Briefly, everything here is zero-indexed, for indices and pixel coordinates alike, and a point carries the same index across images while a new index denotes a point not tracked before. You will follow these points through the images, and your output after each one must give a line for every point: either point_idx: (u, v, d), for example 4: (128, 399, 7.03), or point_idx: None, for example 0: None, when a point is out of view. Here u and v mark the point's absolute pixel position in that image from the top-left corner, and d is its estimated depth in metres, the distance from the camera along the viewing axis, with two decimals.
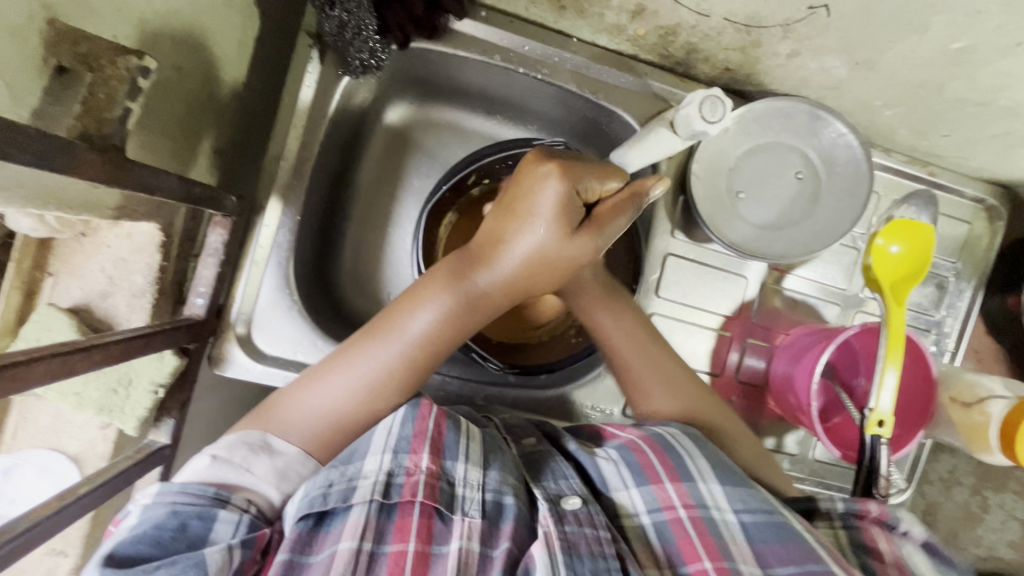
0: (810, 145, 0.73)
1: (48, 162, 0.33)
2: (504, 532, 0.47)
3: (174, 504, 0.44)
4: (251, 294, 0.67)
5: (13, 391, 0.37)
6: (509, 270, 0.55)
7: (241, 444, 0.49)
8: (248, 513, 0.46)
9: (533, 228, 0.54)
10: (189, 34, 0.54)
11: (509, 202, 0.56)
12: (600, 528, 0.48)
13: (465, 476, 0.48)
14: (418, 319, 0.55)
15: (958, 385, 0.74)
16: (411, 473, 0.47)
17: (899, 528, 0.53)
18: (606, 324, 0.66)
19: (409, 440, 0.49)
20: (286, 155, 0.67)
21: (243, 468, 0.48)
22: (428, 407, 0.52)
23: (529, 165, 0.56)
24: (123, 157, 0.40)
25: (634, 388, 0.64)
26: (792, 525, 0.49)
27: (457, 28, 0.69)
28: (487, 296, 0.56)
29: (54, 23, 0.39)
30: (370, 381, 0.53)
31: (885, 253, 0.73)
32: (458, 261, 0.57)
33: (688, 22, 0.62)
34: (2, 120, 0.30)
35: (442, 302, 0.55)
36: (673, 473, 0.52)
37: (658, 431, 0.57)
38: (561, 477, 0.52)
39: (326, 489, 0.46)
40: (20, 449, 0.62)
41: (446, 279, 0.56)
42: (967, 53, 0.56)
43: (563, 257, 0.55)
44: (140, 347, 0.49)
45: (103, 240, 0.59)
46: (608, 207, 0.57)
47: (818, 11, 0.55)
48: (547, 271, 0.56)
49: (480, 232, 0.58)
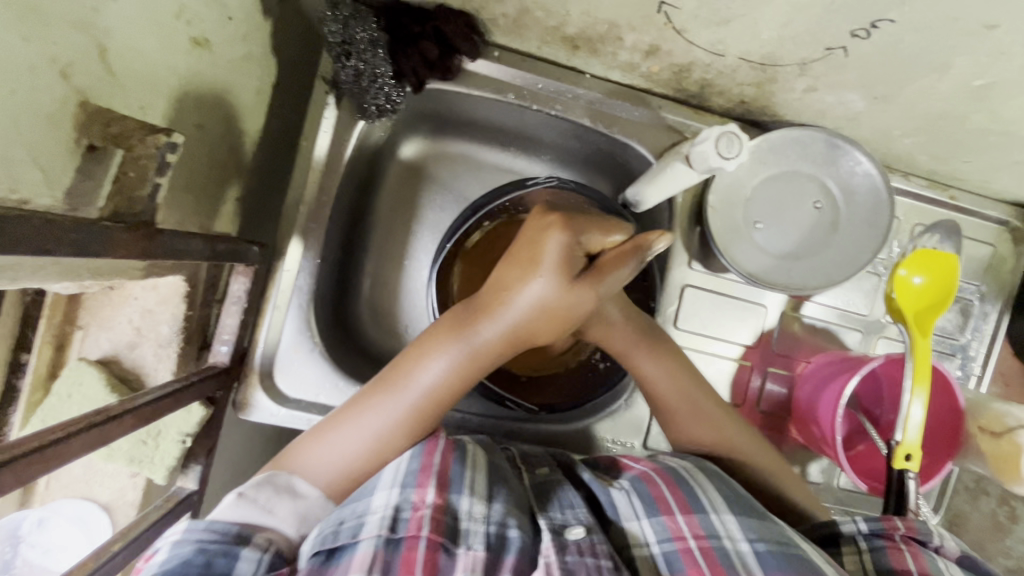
0: (828, 174, 0.73)
1: (84, 249, 0.34)
2: (507, 563, 0.46)
3: (200, 542, 0.43)
4: (274, 336, 0.67)
5: (49, 471, 0.37)
6: (511, 319, 0.55)
7: (266, 484, 0.50)
8: (268, 552, 0.45)
9: (533, 278, 0.54)
10: (210, 93, 0.55)
11: (513, 254, 0.57)
12: (600, 556, 0.47)
13: (469, 509, 0.48)
14: (426, 369, 0.55)
15: (986, 414, 0.72)
16: (417, 508, 0.47)
17: (932, 544, 0.53)
18: (650, 373, 0.65)
19: (415, 474, 0.49)
20: (305, 200, 0.67)
21: (267, 510, 0.48)
22: (434, 443, 0.53)
23: (534, 221, 0.58)
24: (154, 230, 0.41)
25: (670, 421, 0.65)
26: (805, 555, 0.47)
27: (470, 68, 0.69)
28: (490, 346, 0.56)
29: (85, 105, 0.40)
30: (381, 429, 0.54)
31: (908, 284, 0.72)
32: (464, 309, 0.57)
33: (702, 61, 0.62)
34: (40, 219, 0.31)
35: (448, 354, 0.55)
36: (684, 506, 0.52)
37: (672, 465, 0.57)
38: (567, 507, 0.52)
39: (338, 527, 0.46)
40: (53, 500, 0.64)
41: (452, 329, 0.56)
42: (989, 89, 0.55)
43: (563, 307, 0.54)
44: (169, 406, 0.50)
45: (130, 293, 0.60)
46: (612, 257, 0.56)
47: (836, 52, 0.54)
48: (550, 323, 0.55)
49: (488, 282, 0.58)
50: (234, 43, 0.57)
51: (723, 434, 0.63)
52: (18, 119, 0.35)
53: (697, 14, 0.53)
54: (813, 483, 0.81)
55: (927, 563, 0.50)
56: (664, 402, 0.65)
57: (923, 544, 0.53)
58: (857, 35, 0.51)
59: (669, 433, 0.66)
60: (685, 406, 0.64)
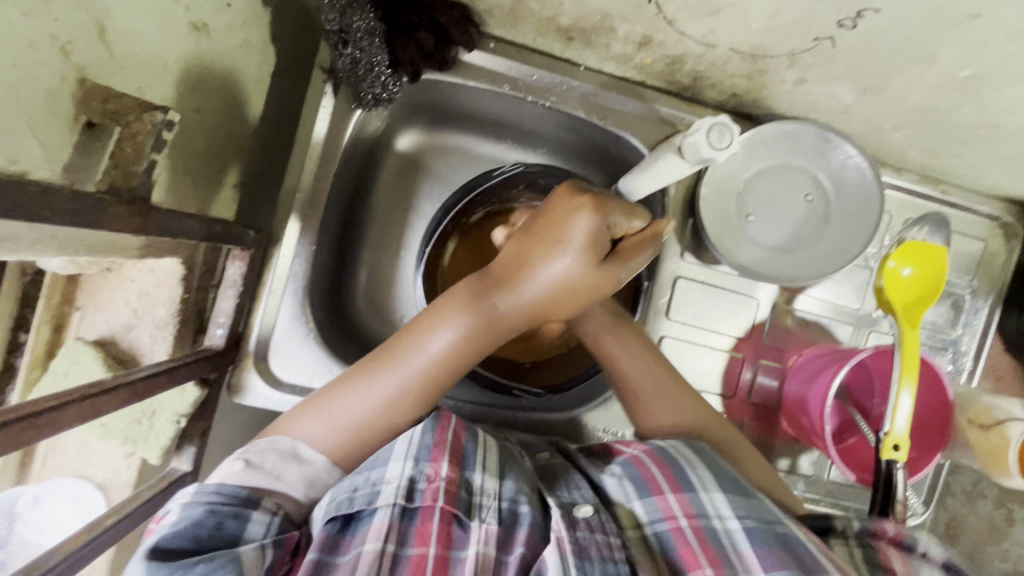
0: (819, 167, 0.74)
1: (80, 219, 0.35)
2: (519, 537, 0.47)
3: (211, 504, 0.44)
4: (269, 321, 0.68)
5: (44, 437, 0.38)
6: (533, 294, 0.56)
7: (271, 451, 0.50)
8: (278, 516, 0.47)
9: (561, 257, 0.54)
10: (209, 78, 0.56)
11: (538, 230, 0.56)
12: (610, 534, 0.48)
13: (482, 485, 0.49)
14: (439, 338, 0.55)
15: (974, 407, 0.73)
16: (431, 480, 0.48)
17: (917, 549, 0.50)
18: (618, 356, 0.66)
19: (429, 448, 0.50)
20: (301, 187, 0.68)
21: (273, 475, 0.49)
22: (446, 419, 0.53)
23: (563, 197, 0.57)
24: (149, 206, 0.42)
25: (635, 405, 0.65)
26: (795, 535, 0.48)
27: (466, 59, 0.70)
28: (507, 319, 0.56)
29: (84, 82, 0.41)
30: (392, 396, 0.54)
31: (898, 276, 0.72)
32: (482, 280, 0.57)
33: (694, 52, 0.63)
34: (37, 187, 0.32)
35: (464, 324, 0.55)
36: (675, 484, 0.52)
37: (660, 445, 0.58)
38: (575, 488, 0.53)
39: (352, 493, 0.46)
40: (48, 478, 0.65)
41: (468, 299, 0.56)
42: (975, 81, 0.56)
43: (587, 287, 0.55)
44: (163, 382, 0.50)
45: (128, 275, 0.62)
46: (633, 242, 0.57)
47: (824, 42, 0.55)
48: (569, 299, 0.56)
49: (507, 254, 0.58)
50: (233, 30, 0.58)
51: (686, 414, 0.64)
52: (18, 92, 0.36)
53: (687, 4, 0.54)
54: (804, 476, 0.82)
55: (911, 567, 0.49)
56: (626, 384, 0.65)
57: (910, 552, 0.51)
58: (844, 25, 0.52)
59: (635, 420, 0.66)
60: (649, 387, 0.64)
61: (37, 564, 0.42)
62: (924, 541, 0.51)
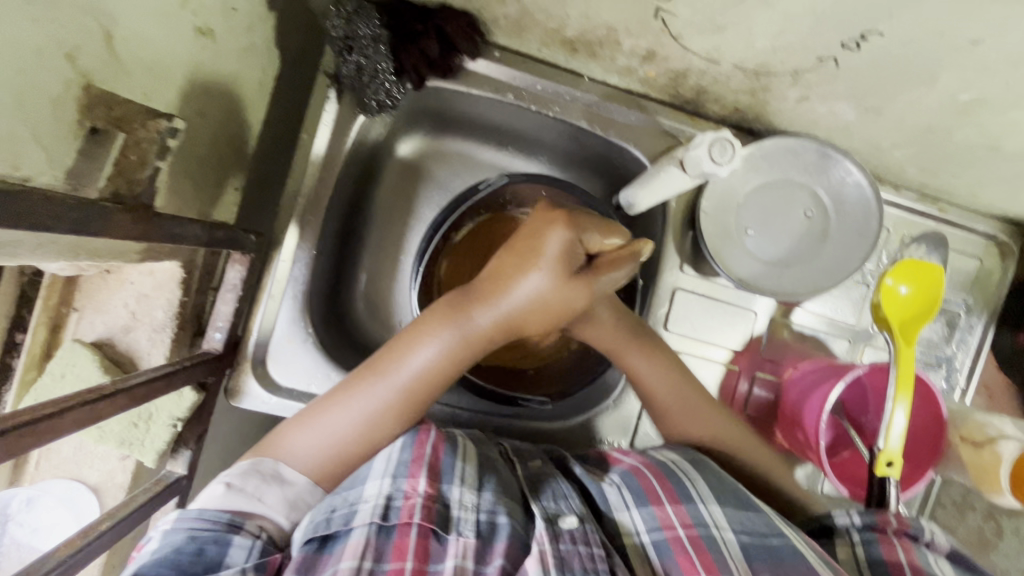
0: (819, 183, 0.74)
1: (84, 228, 0.35)
2: (498, 549, 0.47)
3: (192, 530, 0.45)
4: (268, 324, 0.68)
5: (43, 444, 0.38)
6: (508, 308, 0.56)
7: (254, 472, 0.50)
8: (260, 539, 0.46)
9: (533, 271, 0.55)
10: (214, 82, 0.56)
11: (514, 245, 0.58)
12: (594, 545, 0.48)
13: (459, 498, 0.49)
14: (418, 354, 0.55)
15: (967, 424, 0.74)
16: (408, 496, 0.48)
17: (922, 538, 0.53)
18: (641, 371, 0.65)
19: (406, 464, 0.50)
20: (303, 191, 0.68)
21: (255, 498, 0.48)
22: (425, 434, 0.54)
23: (539, 215, 0.58)
24: (151, 213, 0.42)
25: (661, 414, 0.66)
26: (790, 546, 0.50)
27: (470, 67, 0.70)
28: (483, 333, 0.56)
29: (89, 88, 0.41)
30: (371, 410, 0.54)
31: (895, 294, 0.73)
32: (460, 295, 0.58)
33: (698, 67, 0.63)
34: (41, 195, 0.32)
35: (441, 338, 0.56)
36: (673, 495, 0.53)
37: (661, 459, 0.59)
38: (561, 497, 0.53)
39: (329, 514, 0.47)
40: (42, 479, 0.65)
41: (446, 314, 0.56)
42: (977, 103, 0.56)
43: (560, 302, 0.55)
44: (161, 387, 0.50)
45: (127, 277, 0.61)
46: (607, 260, 0.56)
47: (827, 62, 0.55)
48: (544, 315, 0.56)
49: (485, 269, 0.59)
50: (238, 34, 0.58)
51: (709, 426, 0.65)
52: (23, 98, 0.36)
53: (692, 21, 0.54)
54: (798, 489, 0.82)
55: (917, 557, 0.51)
56: (663, 403, 0.66)
57: (915, 540, 0.53)
58: (848, 46, 0.52)
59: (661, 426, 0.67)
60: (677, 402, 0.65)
61: (30, 571, 0.42)
62: (926, 530, 0.53)
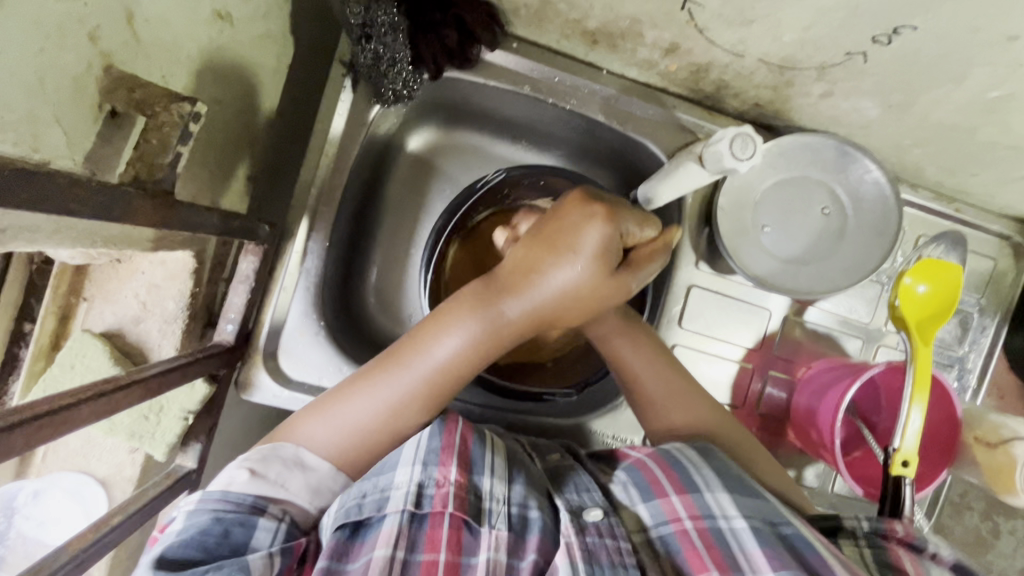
0: (837, 181, 0.73)
1: (108, 213, 0.34)
2: (529, 544, 0.47)
3: (216, 511, 0.44)
4: (279, 317, 0.67)
5: (59, 435, 0.37)
6: (542, 300, 0.52)
7: (275, 458, 0.48)
8: (285, 521, 0.46)
9: (571, 264, 0.51)
10: (230, 68, 0.55)
11: (548, 232, 0.53)
12: (620, 539, 0.48)
13: (490, 489, 0.49)
14: (442, 344, 0.51)
15: (982, 425, 0.73)
16: (440, 485, 0.49)
17: (927, 550, 0.51)
18: (625, 356, 0.64)
19: (437, 452, 0.51)
20: (317, 181, 0.67)
21: (278, 484, 0.47)
22: (453, 422, 0.53)
23: (573, 204, 0.54)
24: (172, 199, 0.41)
25: (647, 408, 0.64)
26: (801, 536, 0.47)
27: (488, 58, 0.69)
28: (514, 327, 0.53)
29: (110, 69, 0.40)
30: (394, 403, 0.50)
31: (913, 293, 0.72)
32: (487, 284, 0.53)
33: (721, 61, 0.62)
34: (68, 178, 0.31)
35: (469, 330, 0.52)
36: (679, 486, 0.51)
37: (665, 446, 0.57)
38: (584, 490, 0.52)
39: (361, 499, 0.48)
40: (49, 472, 0.64)
41: (473, 304, 0.52)
42: (1003, 102, 0.56)
43: (597, 294, 0.53)
44: (175, 379, 0.49)
45: (138, 266, 0.60)
46: (644, 252, 0.56)
47: (855, 57, 0.55)
48: (578, 305, 0.53)
49: (512, 257, 0.54)
50: (255, 19, 0.56)
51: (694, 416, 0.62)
52: (44, 78, 0.35)
53: (720, 13, 0.53)
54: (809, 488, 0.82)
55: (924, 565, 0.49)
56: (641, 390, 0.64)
57: (919, 552, 0.51)
58: (878, 41, 0.52)
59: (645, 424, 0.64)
60: (662, 391, 0.63)
61: (44, 565, 0.41)
62: (933, 542, 0.51)
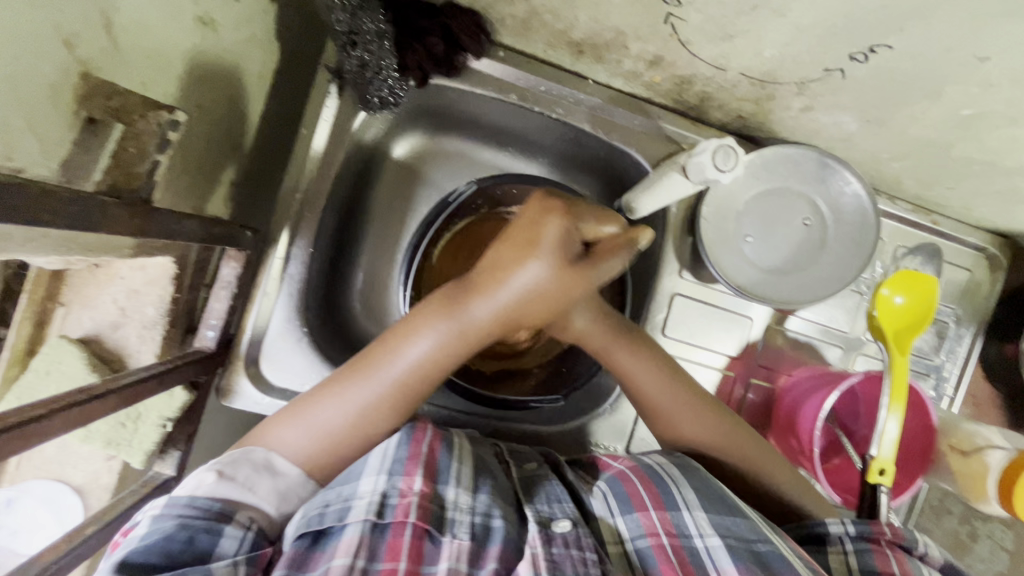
0: (818, 193, 0.75)
1: (80, 223, 0.34)
2: (491, 553, 0.46)
3: (182, 517, 0.43)
4: (262, 323, 0.66)
5: (29, 447, 0.36)
6: (505, 300, 0.53)
7: (245, 461, 0.48)
8: (251, 530, 0.46)
9: (531, 263, 0.52)
10: (212, 74, 0.54)
11: (511, 233, 0.55)
12: (586, 549, 0.47)
13: (455, 499, 0.49)
14: (414, 346, 0.53)
15: (957, 433, 0.75)
16: (403, 495, 0.47)
17: (917, 550, 0.54)
18: (631, 371, 0.64)
19: (402, 462, 0.50)
20: (301, 187, 0.67)
21: (246, 488, 0.47)
22: (421, 432, 0.53)
23: (535, 204, 0.56)
24: (149, 208, 0.40)
25: (653, 415, 0.65)
26: (777, 555, 0.47)
27: (474, 66, 0.69)
28: (481, 326, 0.54)
29: (87, 76, 0.39)
30: (366, 407, 0.52)
31: (890, 303, 0.74)
32: (455, 285, 0.55)
33: (704, 74, 0.63)
34: (39, 188, 0.30)
35: (437, 331, 0.54)
36: (658, 501, 0.51)
37: (648, 462, 0.57)
38: (554, 501, 0.53)
39: (324, 508, 0.46)
40: (23, 480, 0.63)
41: (443, 306, 0.54)
42: (976, 119, 0.57)
43: (558, 292, 0.53)
44: (151, 388, 0.48)
45: (117, 272, 0.59)
46: (606, 248, 0.54)
47: (834, 73, 0.56)
48: (541, 305, 0.54)
49: (480, 259, 0.56)
50: (239, 25, 0.56)
51: (708, 434, 0.63)
52: (20, 85, 0.34)
53: (702, 28, 0.54)
54: (790, 495, 0.82)
55: (909, 567, 0.51)
56: (654, 404, 0.64)
57: (909, 552, 0.53)
58: (856, 59, 0.52)
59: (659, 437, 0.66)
60: (674, 407, 0.63)
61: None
62: (921, 542, 0.54)
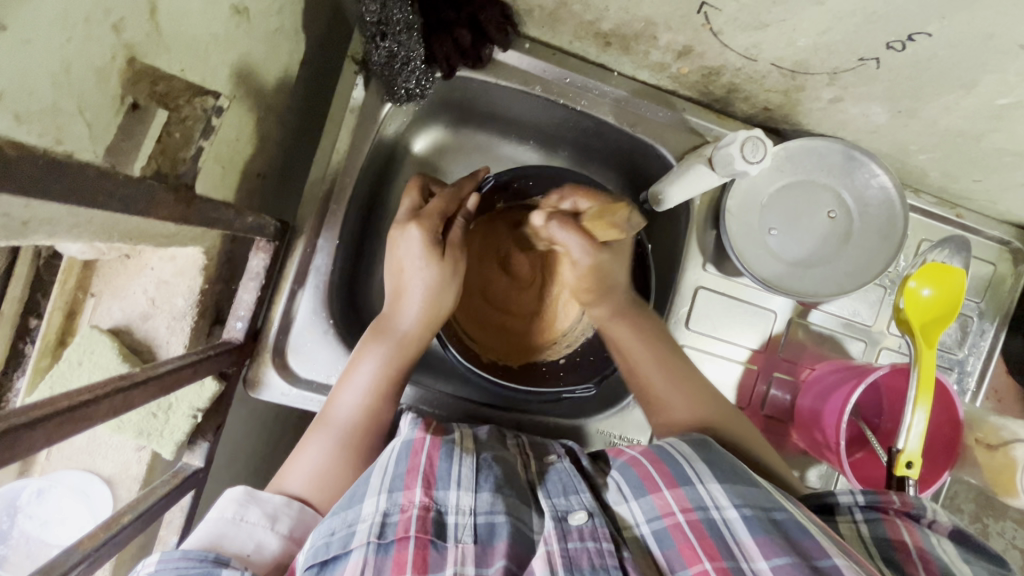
0: (844, 186, 0.74)
1: (131, 207, 0.34)
2: (498, 550, 0.46)
3: (178, 567, 0.43)
4: (288, 315, 0.66)
5: (77, 431, 0.36)
6: (406, 294, 0.64)
7: (229, 500, 0.52)
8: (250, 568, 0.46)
9: (401, 253, 0.64)
10: (245, 64, 0.54)
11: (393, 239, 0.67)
12: (602, 540, 0.47)
13: (456, 503, 0.48)
14: (363, 372, 0.61)
15: (982, 427, 0.75)
16: (404, 510, 0.47)
17: (924, 518, 0.51)
18: (642, 356, 0.67)
19: (402, 477, 0.50)
20: (327, 179, 0.67)
21: (238, 521, 0.51)
22: (420, 443, 0.53)
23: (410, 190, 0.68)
24: (193, 194, 0.40)
25: (658, 403, 0.65)
26: (795, 522, 0.46)
27: (500, 57, 0.69)
28: (412, 334, 0.63)
29: (132, 62, 0.39)
30: (343, 435, 0.58)
31: (916, 296, 0.74)
32: (377, 322, 0.64)
33: (733, 65, 0.62)
34: (95, 169, 0.30)
35: (378, 353, 0.62)
36: (671, 480, 0.50)
37: (659, 444, 0.55)
38: (573, 493, 0.52)
39: (329, 537, 0.46)
40: (53, 471, 0.63)
41: (373, 334, 0.63)
42: (1010, 109, 0.57)
43: (441, 275, 0.64)
44: (187, 376, 0.48)
45: (146, 262, 0.59)
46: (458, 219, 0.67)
47: (868, 63, 0.55)
48: (446, 292, 0.64)
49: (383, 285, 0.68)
50: (270, 15, 0.56)
51: (701, 413, 0.62)
52: (70, 66, 0.34)
53: (736, 17, 0.54)
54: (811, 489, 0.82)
55: (920, 536, 0.49)
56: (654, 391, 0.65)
57: (917, 520, 0.51)
58: (893, 47, 0.52)
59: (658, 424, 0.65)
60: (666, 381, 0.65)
61: (56, 564, 0.40)
62: (929, 508, 0.52)
